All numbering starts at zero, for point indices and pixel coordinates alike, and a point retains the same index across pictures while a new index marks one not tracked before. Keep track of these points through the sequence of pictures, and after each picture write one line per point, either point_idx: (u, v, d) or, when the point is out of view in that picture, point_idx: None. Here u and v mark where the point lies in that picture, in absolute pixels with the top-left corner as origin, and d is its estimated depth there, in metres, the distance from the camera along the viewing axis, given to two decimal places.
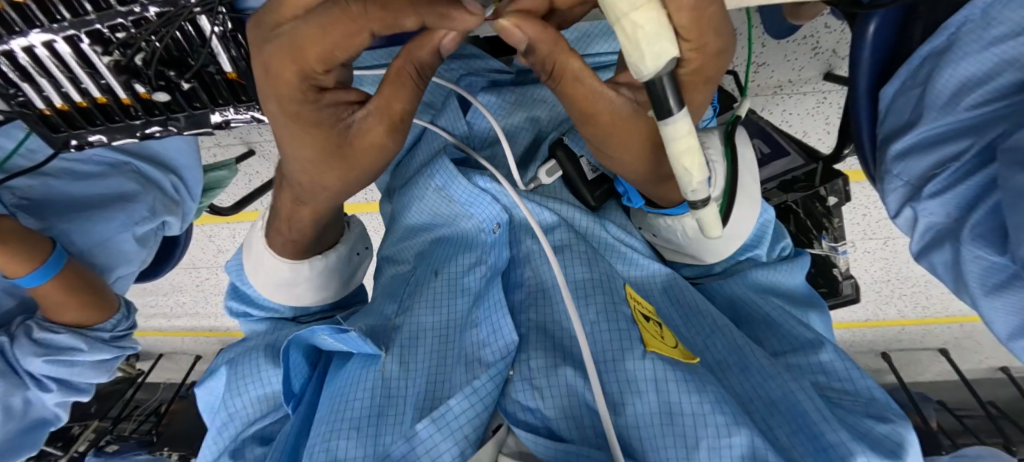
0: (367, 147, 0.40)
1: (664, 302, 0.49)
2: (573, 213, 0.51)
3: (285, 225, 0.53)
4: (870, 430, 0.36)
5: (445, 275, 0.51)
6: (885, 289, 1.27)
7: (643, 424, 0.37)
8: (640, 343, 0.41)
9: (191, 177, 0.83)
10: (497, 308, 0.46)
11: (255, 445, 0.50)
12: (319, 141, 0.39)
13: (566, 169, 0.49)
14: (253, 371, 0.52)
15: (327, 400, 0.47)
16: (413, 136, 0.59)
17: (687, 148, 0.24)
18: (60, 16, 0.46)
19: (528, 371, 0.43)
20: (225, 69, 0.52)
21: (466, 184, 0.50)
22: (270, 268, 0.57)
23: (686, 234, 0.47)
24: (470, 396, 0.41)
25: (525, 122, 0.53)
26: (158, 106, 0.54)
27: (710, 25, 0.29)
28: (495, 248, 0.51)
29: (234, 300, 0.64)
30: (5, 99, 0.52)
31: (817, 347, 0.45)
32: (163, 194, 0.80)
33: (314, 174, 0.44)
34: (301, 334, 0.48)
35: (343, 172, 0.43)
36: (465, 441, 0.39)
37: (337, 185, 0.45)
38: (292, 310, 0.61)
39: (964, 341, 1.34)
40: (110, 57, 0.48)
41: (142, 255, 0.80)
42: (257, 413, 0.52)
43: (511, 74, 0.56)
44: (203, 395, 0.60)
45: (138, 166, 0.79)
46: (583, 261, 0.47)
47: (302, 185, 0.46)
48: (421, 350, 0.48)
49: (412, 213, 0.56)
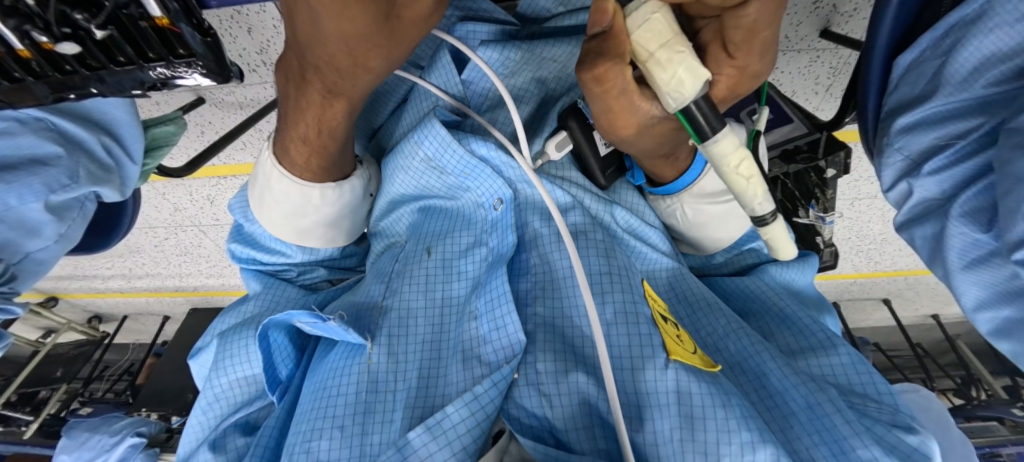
0: (417, 18, 0.28)
1: (677, 301, 0.45)
2: (585, 194, 0.46)
3: (314, 131, 0.38)
4: (899, 441, 0.33)
5: (438, 254, 0.44)
6: (846, 247, 1.27)
7: (665, 441, 0.33)
8: (662, 351, 0.37)
9: (132, 139, 0.67)
10: (499, 299, 0.40)
11: (238, 435, 0.43)
12: (359, 2, 0.26)
13: (579, 141, 0.43)
14: (223, 357, 0.45)
15: (310, 394, 0.41)
16: (401, 95, 0.50)
17: (742, 161, 0.29)
18: None
19: (534, 374, 0.38)
20: (153, 14, 0.35)
21: (458, 151, 0.42)
22: (276, 192, 0.43)
23: (687, 212, 0.46)
24: (469, 403, 0.35)
25: (530, 85, 0.45)
26: (65, 59, 0.40)
27: (749, 40, 0.31)
28: (496, 228, 0.44)
29: (237, 242, 0.52)
30: None
31: (832, 348, 0.41)
32: (86, 157, 0.63)
33: (354, 55, 0.30)
34: (278, 317, 0.41)
35: (388, 53, 0.30)
36: (463, 453, 0.34)
37: (380, 68, 0.32)
38: (300, 254, 0.50)
39: (906, 293, 1.42)
40: None
41: (58, 229, 0.64)
42: (242, 397, 0.45)
43: (517, 25, 0.46)
44: (195, 367, 0.52)
45: (56, 123, 0.62)
46: (600, 251, 0.42)
47: (333, 75, 0.32)
48: (412, 339, 0.42)
49: (395, 186, 0.46)
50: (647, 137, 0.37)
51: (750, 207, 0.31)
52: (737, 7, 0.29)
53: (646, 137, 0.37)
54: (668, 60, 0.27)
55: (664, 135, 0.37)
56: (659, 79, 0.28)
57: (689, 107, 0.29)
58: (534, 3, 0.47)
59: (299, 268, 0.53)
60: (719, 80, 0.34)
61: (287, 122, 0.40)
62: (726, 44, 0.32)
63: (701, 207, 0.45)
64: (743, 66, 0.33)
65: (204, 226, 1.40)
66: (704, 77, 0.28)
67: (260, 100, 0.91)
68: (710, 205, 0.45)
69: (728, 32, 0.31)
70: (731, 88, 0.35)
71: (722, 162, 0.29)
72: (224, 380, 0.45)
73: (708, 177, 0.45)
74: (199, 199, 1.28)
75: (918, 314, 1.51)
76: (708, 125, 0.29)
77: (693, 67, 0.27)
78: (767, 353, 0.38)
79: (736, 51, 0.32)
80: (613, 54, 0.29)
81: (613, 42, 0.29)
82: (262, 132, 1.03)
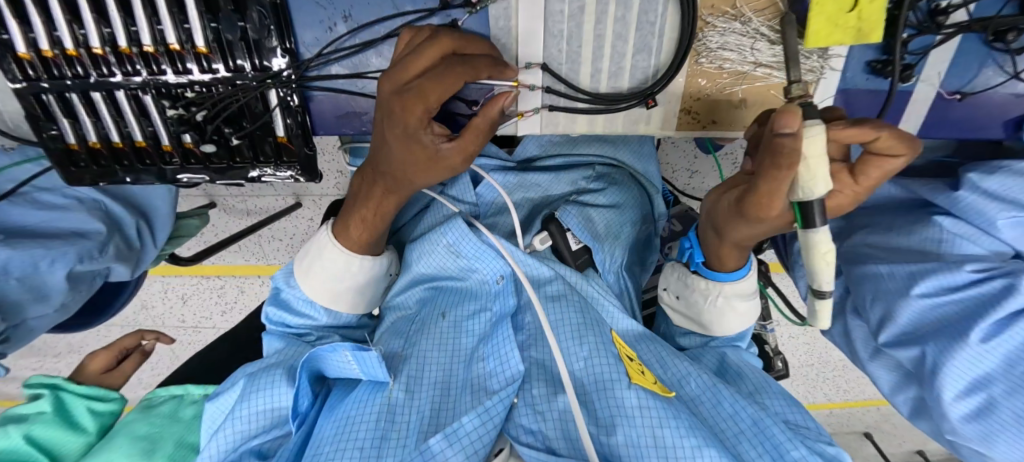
0: (449, 164, 0.45)
1: (647, 347, 0.55)
2: (563, 270, 0.58)
3: (370, 217, 0.54)
4: (824, 450, 0.45)
5: (451, 317, 0.58)
6: (810, 374, 1.39)
7: (631, 444, 0.45)
8: (626, 377, 0.49)
9: (162, 226, 0.82)
10: (502, 345, 0.53)
11: (254, 459, 0.51)
12: (417, 146, 0.44)
13: (557, 241, 0.58)
14: (249, 393, 0.53)
15: (332, 425, 0.51)
16: (422, 205, 0.67)
17: (826, 252, 0.36)
18: (136, 69, 0.48)
19: (530, 397, 0.50)
20: (277, 133, 0.53)
21: (473, 239, 0.58)
22: (326, 259, 0.57)
23: (719, 301, 0.53)
24: (480, 416, 0.46)
25: (523, 200, 0.63)
26: (198, 155, 0.55)
27: (883, 169, 0.36)
28: (498, 297, 0.58)
29: (272, 305, 0.63)
30: (37, 130, 0.52)
31: (769, 385, 0.52)
32: (118, 238, 0.76)
33: (407, 173, 0.47)
34: (322, 349, 0.50)
35: (428, 177, 0.47)
36: (474, 456, 0.44)
37: (421, 184, 0.49)
38: (325, 316, 0.62)
39: (885, 426, 1.52)
40: (173, 110, 0.50)
41: (62, 298, 0.74)
42: (263, 426, 0.52)
43: (514, 163, 0.65)
44: (211, 409, 0.57)
45: (108, 206, 0.75)
46: (576, 309, 0.54)
47: (393, 182, 0.49)
48: (425, 380, 0.53)
49: (421, 264, 0.61)
50: (754, 225, 0.41)
51: (817, 284, 0.39)
52: (891, 156, 0.36)
53: (761, 224, 0.41)
54: (814, 171, 0.33)
55: (768, 228, 0.42)
56: (803, 175, 0.34)
57: (810, 201, 0.35)
58: (525, 150, 0.65)
59: (318, 333, 0.62)
60: (835, 197, 0.38)
61: (349, 211, 0.56)
62: (854, 172, 0.37)
63: (732, 301, 0.53)
64: (860, 193, 0.38)
65: (170, 328, 1.41)
66: (830, 184, 0.34)
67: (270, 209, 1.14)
68: (742, 302, 0.54)
69: (862, 163, 0.37)
70: (838, 207, 0.39)
71: (816, 250, 0.36)
72: (249, 411, 0.52)
73: (747, 281, 0.53)
74: (177, 299, 1.34)
75: (905, 450, 1.56)
76: (820, 219, 0.35)
77: (826, 177, 0.33)
78: (723, 386, 0.49)
79: (862, 176, 0.37)
80: (781, 157, 0.33)
81: (780, 150, 0.32)
82: (261, 237, 1.21)
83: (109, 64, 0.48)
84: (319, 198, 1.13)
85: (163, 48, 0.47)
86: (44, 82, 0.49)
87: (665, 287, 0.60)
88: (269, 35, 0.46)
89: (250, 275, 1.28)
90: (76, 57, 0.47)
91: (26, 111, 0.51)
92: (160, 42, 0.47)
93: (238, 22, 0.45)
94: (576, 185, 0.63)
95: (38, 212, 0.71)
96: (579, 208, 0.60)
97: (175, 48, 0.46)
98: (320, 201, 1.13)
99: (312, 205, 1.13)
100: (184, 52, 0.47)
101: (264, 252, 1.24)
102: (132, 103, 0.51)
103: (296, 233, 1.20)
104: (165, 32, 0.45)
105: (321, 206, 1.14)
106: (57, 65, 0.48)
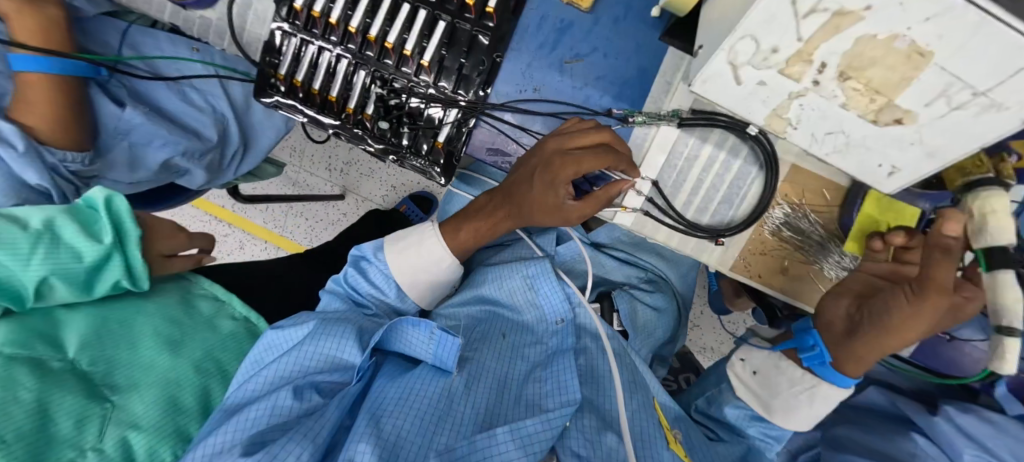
0: (567, 218, 0.58)
1: (678, 422, 0.63)
2: (617, 339, 0.65)
3: (484, 228, 0.64)
4: None
5: (511, 340, 0.64)
6: None
7: None
8: (663, 440, 0.56)
9: (249, 161, 0.88)
10: (561, 372, 0.59)
11: (312, 393, 0.53)
12: (549, 197, 0.57)
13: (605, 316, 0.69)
14: (319, 337, 0.56)
15: (394, 391, 0.55)
16: (503, 238, 0.77)
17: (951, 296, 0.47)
18: (369, 52, 0.63)
19: (581, 424, 0.55)
20: (437, 138, 0.64)
21: (554, 283, 0.64)
22: (426, 247, 0.63)
23: (802, 395, 0.57)
24: (544, 423, 0.52)
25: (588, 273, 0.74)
26: (365, 126, 0.66)
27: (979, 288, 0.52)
28: (558, 335, 0.64)
29: (352, 266, 0.66)
30: (265, 53, 0.65)
31: None
32: (216, 152, 0.81)
33: (534, 212, 0.59)
34: (404, 320, 0.58)
35: (545, 220, 0.60)
36: (534, 455, 0.49)
37: (539, 222, 0.61)
38: (395, 298, 0.65)
39: None
40: (376, 89, 0.64)
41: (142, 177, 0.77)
42: (325, 369, 0.55)
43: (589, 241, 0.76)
44: (264, 337, 0.58)
45: (227, 123, 0.82)
46: (628, 370, 0.63)
47: (520, 211, 0.61)
48: (484, 381, 0.58)
49: (487, 287, 0.67)
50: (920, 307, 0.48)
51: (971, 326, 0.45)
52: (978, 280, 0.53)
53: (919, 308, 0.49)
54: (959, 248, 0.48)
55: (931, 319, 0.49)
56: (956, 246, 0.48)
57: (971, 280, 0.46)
58: (601, 234, 0.77)
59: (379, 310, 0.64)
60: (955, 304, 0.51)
61: (463, 218, 0.65)
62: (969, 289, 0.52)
63: (813, 393, 0.56)
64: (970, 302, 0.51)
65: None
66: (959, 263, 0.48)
67: (314, 189, 1.26)
68: (818, 399, 0.56)
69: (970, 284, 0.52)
70: (954, 314, 0.52)
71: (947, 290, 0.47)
72: (316, 352, 0.56)
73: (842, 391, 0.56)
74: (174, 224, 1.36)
75: None
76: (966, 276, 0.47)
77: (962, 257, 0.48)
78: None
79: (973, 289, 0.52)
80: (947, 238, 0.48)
81: (952, 232, 0.48)
82: (290, 209, 1.30)
83: (353, 41, 0.63)
84: (361, 200, 1.25)
85: (399, 49, 0.61)
86: (298, 30, 0.63)
87: (742, 359, 0.63)
88: (479, 75, 0.61)
89: (257, 236, 1.32)
90: (335, 26, 0.62)
91: (268, 40, 0.65)
92: (400, 44, 0.61)
93: (461, 58, 0.61)
94: (631, 280, 0.75)
95: (176, 99, 0.78)
96: (629, 299, 0.72)
97: (407, 53, 0.61)
98: (360, 203, 1.25)
99: (352, 203, 1.25)
100: (410, 59, 0.61)
101: (284, 223, 1.31)
102: (347, 72, 0.64)
103: (322, 219, 1.29)
104: (407, 41, 0.61)
105: (359, 207, 1.26)
106: (316, 25, 0.63)
